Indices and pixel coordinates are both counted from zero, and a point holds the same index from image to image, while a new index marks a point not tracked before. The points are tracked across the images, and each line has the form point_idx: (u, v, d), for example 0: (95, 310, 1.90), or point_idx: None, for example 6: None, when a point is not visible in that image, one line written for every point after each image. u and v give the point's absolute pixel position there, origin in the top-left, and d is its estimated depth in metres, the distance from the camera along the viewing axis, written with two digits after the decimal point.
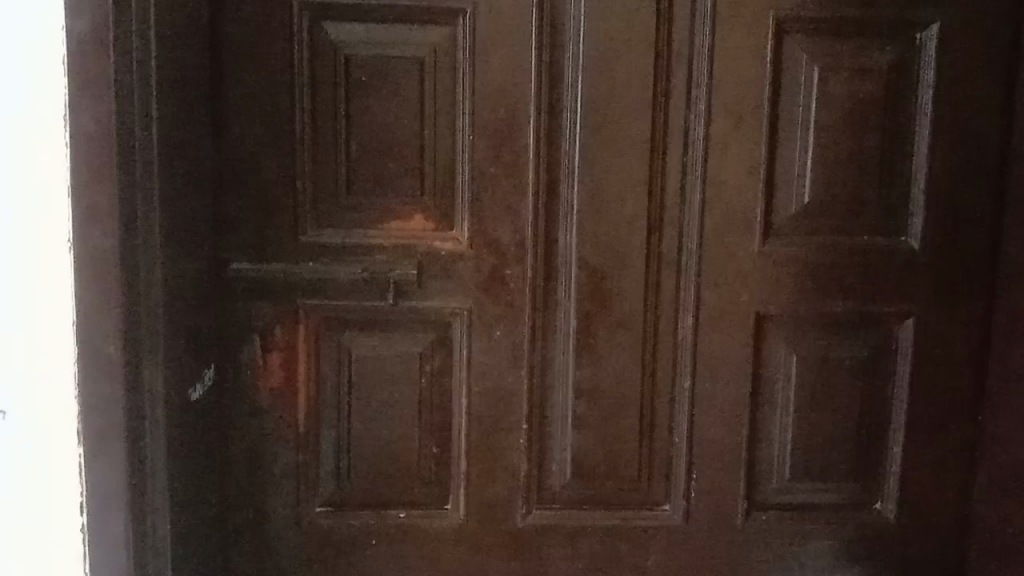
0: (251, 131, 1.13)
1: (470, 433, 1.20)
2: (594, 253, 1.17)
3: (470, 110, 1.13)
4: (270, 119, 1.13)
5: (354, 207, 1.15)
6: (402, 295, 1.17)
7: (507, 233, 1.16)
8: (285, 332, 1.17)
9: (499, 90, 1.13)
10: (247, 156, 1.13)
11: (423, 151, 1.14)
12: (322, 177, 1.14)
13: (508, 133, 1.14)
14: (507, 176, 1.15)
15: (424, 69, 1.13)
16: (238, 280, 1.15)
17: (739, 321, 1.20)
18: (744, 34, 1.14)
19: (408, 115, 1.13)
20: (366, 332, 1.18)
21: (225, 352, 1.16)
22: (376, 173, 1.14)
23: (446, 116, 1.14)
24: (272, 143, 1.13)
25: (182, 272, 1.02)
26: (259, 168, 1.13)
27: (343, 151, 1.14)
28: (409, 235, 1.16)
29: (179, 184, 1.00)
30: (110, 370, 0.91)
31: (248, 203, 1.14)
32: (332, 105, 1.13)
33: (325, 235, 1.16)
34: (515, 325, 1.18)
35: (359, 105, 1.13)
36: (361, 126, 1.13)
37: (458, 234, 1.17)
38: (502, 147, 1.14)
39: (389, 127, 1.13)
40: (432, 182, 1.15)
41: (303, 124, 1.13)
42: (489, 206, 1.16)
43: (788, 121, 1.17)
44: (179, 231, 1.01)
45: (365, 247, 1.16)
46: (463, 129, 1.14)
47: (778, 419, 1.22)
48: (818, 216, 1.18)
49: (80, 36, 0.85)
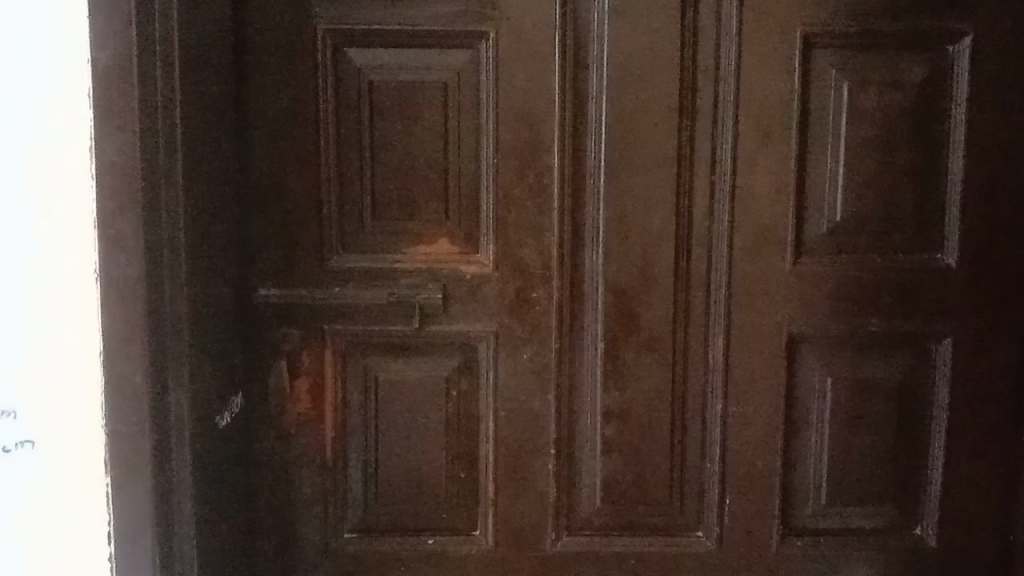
0: (276, 157, 1.13)
1: (497, 458, 1.19)
2: (621, 274, 1.15)
3: (494, 132, 1.13)
4: (294, 145, 1.13)
5: (379, 231, 1.15)
6: (428, 318, 1.16)
7: (532, 255, 1.15)
8: (312, 357, 1.16)
9: (522, 111, 1.13)
10: (273, 182, 1.13)
11: (447, 174, 1.14)
12: (347, 201, 1.14)
13: (532, 155, 1.13)
14: (532, 198, 1.14)
15: (448, 92, 1.12)
16: (265, 305, 1.15)
17: (771, 341, 1.17)
18: (771, 50, 1.12)
19: (431, 139, 1.13)
20: (393, 356, 1.17)
21: (253, 377, 1.16)
22: (400, 197, 1.14)
23: (470, 138, 1.14)
24: (297, 168, 1.13)
25: (209, 299, 1.02)
26: (284, 193, 1.14)
27: (367, 175, 1.14)
28: (435, 258, 1.16)
29: (205, 212, 1.01)
30: (136, 400, 0.91)
31: (273, 229, 1.14)
32: (356, 129, 1.13)
33: (352, 259, 1.16)
34: (541, 348, 1.17)
35: (384, 128, 1.13)
36: (385, 150, 1.13)
37: (484, 256, 1.16)
38: (526, 168, 1.14)
39: (413, 150, 1.13)
40: (456, 205, 1.15)
41: (327, 149, 1.13)
42: (514, 227, 1.15)
43: (819, 137, 1.14)
44: (205, 259, 1.01)
45: (391, 271, 1.15)
46: (487, 151, 1.14)
47: (813, 442, 1.19)
48: (850, 234, 1.16)
49: (104, 67, 0.86)
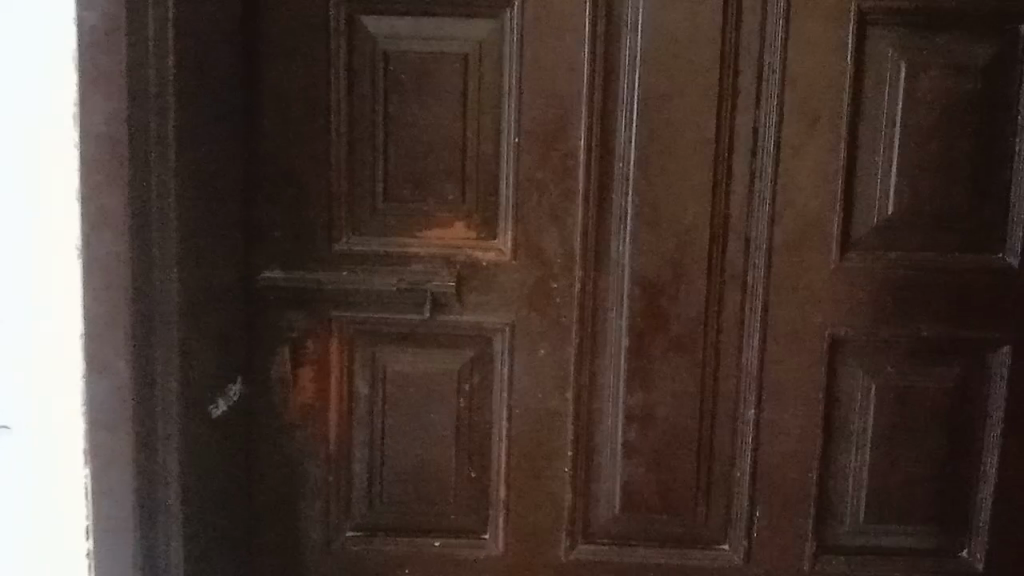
0: (283, 131, 1.06)
1: (511, 459, 1.11)
2: (650, 267, 1.07)
3: (517, 109, 1.05)
4: (302, 119, 1.06)
5: (391, 213, 1.08)
6: (440, 308, 1.09)
7: (555, 243, 1.07)
8: (318, 345, 1.10)
9: (549, 88, 1.04)
10: (279, 158, 1.07)
11: (465, 154, 1.06)
12: (357, 180, 1.07)
13: (557, 135, 1.05)
14: (555, 181, 1.06)
15: (468, 66, 1.04)
16: (269, 289, 1.08)
17: (811, 344, 1.08)
18: (823, 26, 1.03)
19: (450, 116, 1.05)
20: (403, 347, 1.10)
21: (256, 364, 1.10)
22: (414, 177, 1.07)
23: (491, 115, 1.05)
24: (306, 144, 1.06)
25: (203, 282, 0.95)
26: (292, 170, 1.07)
27: (379, 153, 1.06)
28: (450, 243, 1.08)
29: (202, 188, 0.94)
30: (117, 389, 0.85)
31: (279, 208, 1.07)
32: (369, 103, 1.05)
33: (361, 242, 1.08)
34: (561, 344, 1.09)
35: (398, 103, 1.05)
36: (399, 126, 1.06)
37: (502, 243, 1.08)
38: (549, 150, 1.05)
39: (429, 127, 1.05)
40: (474, 187, 1.07)
41: (337, 124, 1.06)
42: (536, 214, 1.07)
43: (871, 123, 1.05)
44: (199, 238, 0.94)
45: (402, 256, 1.08)
46: (509, 130, 1.05)
47: (853, 454, 1.10)
48: (903, 230, 1.06)
49: (91, 27, 0.80)
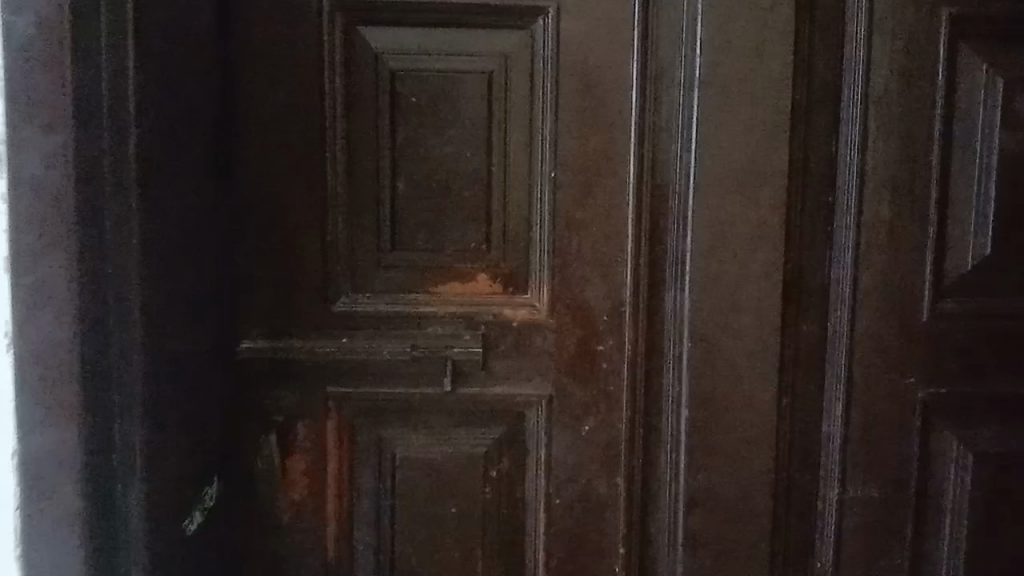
0: (268, 169, 0.87)
1: (551, 558, 0.92)
2: (715, 327, 0.89)
3: (551, 137, 0.87)
4: (291, 153, 0.86)
5: (399, 265, 0.89)
6: (462, 378, 0.90)
7: (600, 298, 0.89)
8: (310, 428, 0.90)
9: (591, 113, 0.87)
10: (263, 202, 0.87)
11: (489, 192, 0.88)
12: (358, 226, 0.88)
13: (600, 169, 0.88)
14: (599, 223, 0.88)
15: (493, 87, 0.86)
16: (250, 362, 0.88)
17: (900, 408, 0.92)
18: (910, 37, 0.88)
19: (472, 147, 0.87)
20: (416, 427, 0.91)
21: (236, 454, 0.90)
22: (428, 221, 0.88)
23: (520, 145, 0.87)
24: (295, 184, 0.87)
25: (170, 364, 0.75)
26: (278, 216, 0.87)
27: (385, 193, 0.87)
28: (471, 299, 0.89)
29: (169, 246, 0.74)
30: (66, 518, 0.67)
31: (263, 263, 0.88)
32: (373, 133, 0.87)
33: (363, 300, 0.89)
34: (609, 418, 0.91)
35: (409, 133, 0.87)
36: (409, 159, 0.87)
37: (534, 298, 0.89)
38: (591, 186, 0.88)
39: (446, 160, 0.87)
40: (501, 232, 0.88)
41: (333, 159, 0.87)
42: (577, 263, 0.89)
43: (965, 150, 0.89)
44: (165, 309, 0.73)
45: (415, 317, 0.89)
46: (542, 163, 0.88)
47: (947, 536, 0.94)
48: (1004, 274, 0.91)
49: (23, 36, 0.62)
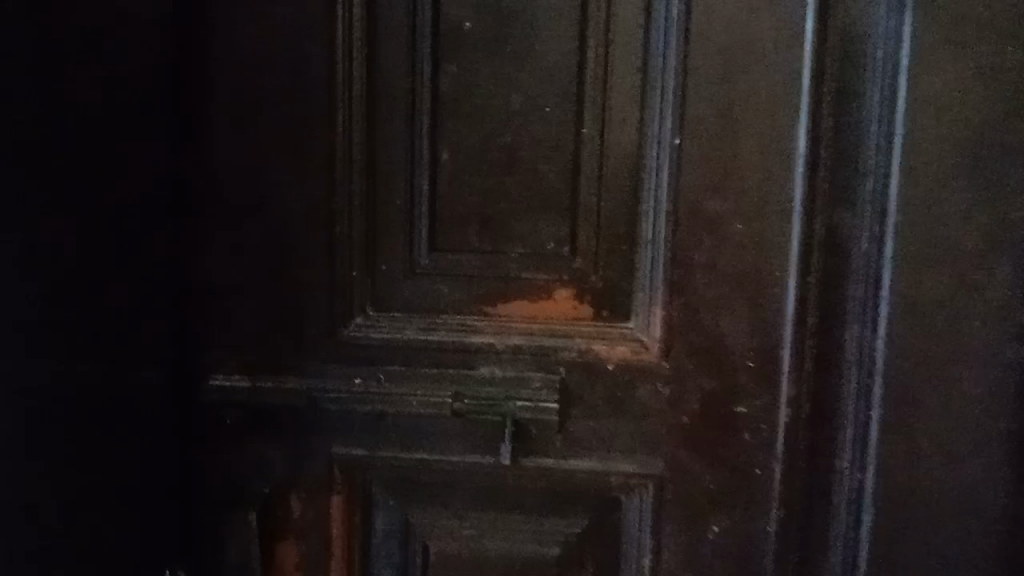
0: (252, 132, 0.59)
1: None
2: (925, 389, 0.57)
3: (675, 85, 0.57)
4: (286, 109, 0.58)
5: (440, 275, 0.60)
6: (527, 444, 0.60)
7: (744, 337, 0.58)
8: (309, 506, 0.62)
9: (740, 54, 0.56)
10: (247, 182, 0.59)
11: (578, 168, 0.58)
12: (383, 217, 0.59)
13: (751, 137, 0.57)
14: (747, 221, 0.57)
15: (589, 6, 0.57)
16: (224, 406, 0.61)
17: None
18: None
19: (552, 100, 0.58)
20: (459, 511, 0.62)
21: (202, 541, 0.62)
22: (485, 210, 0.59)
23: (627, 97, 0.58)
24: (292, 154, 0.59)
25: (58, 430, 0.47)
26: (268, 202, 0.59)
27: (423, 167, 0.59)
28: (546, 328, 0.60)
29: (45, 243, 0.46)
30: None
31: (244, 271, 0.60)
32: (406, 78, 0.58)
33: (387, 326, 0.60)
34: (749, 514, 0.60)
35: (460, 79, 0.58)
36: (460, 118, 0.58)
37: (638, 332, 0.59)
38: (736, 165, 0.57)
39: (514, 119, 0.58)
40: (593, 230, 0.59)
41: (347, 117, 0.58)
42: (710, 281, 0.58)
43: None
44: (44, 344, 0.46)
45: (461, 352, 0.60)
46: (659, 125, 0.58)
47: None
48: None
49: None
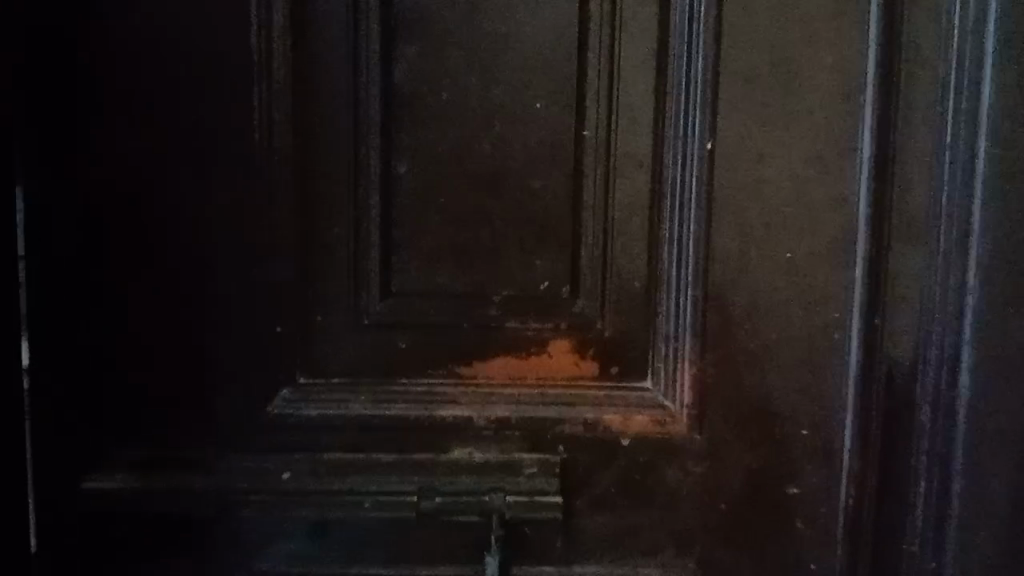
0: (129, 144, 0.43)
1: None
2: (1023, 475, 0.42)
3: (704, 71, 0.43)
4: (176, 110, 0.43)
5: (399, 328, 0.45)
6: (523, 546, 0.46)
7: (795, 397, 0.46)
8: None
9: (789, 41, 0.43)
10: (125, 212, 0.43)
11: (580, 183, 0.45)
12: (320, 253, 0.44)
13: (801, 140, 0.44)
14: (797, 249, 0.45)
15: None
16: (108, 514, 0.45)
17: None
18: None
19: (546, 100, 0.44)
20: None
21: None
22: (457, 240, 0.45)
23: (637, 87, 0.44)
24: (188, 172, 0.43)
25: None
26: (154, 238, 0.44)
27: (373, 185, 0.44)
28: (539, 393, 0.45)
29: None
30: None
31: (128, 331, 0.44)
32: (351, 72, 0.43)
33: (327, 400, 0.45)
34: None
35: (424, 73, 0.43)
36: (420, 119, 0.44)
37: (663, 396, 0.45)
38: (783, 177, 0.44)
39: (494, 120, 0.44)
40: (599, 263, 0.45)
41: (264, 120, 0.43)
42: (754, 329, 0.45)
43: None
44: None
45: (429, 431, 0.45)
46: (685, 124, 0.44)
47: None
48: None
49: None
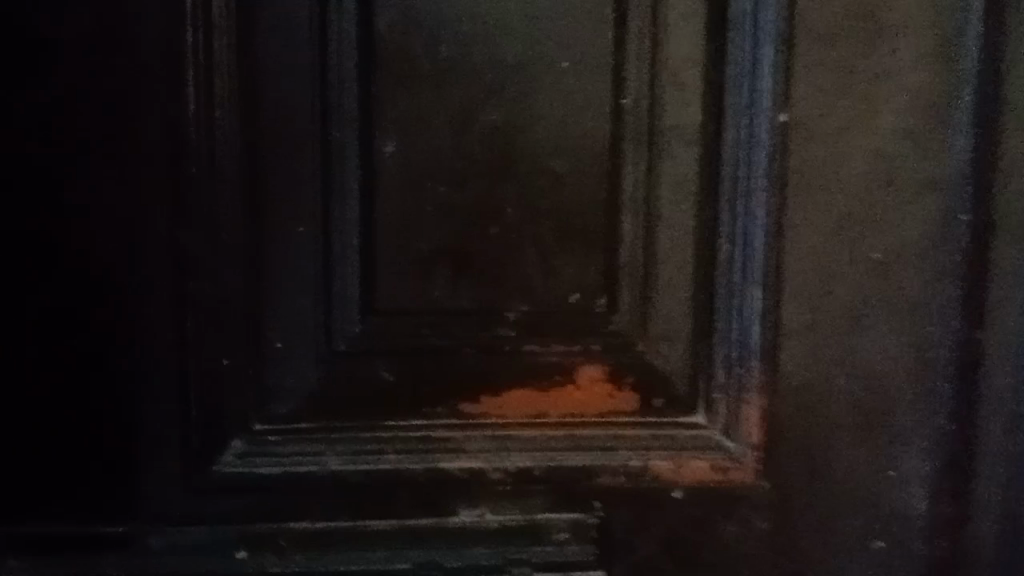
0: (16, 118, 0.32)
1: None
2: None
3: (774, 20, 0.34)
4: (80, 72, 0.32)
5: (386, 355, 0.35)
6: None
7: (885, 433, 0.36)
8: None
9: None
10: (12, 210, 0.32)
11: (617, 165, 0.35)
12: (279, 259, 0.34)
13: (893, 109, 0.35)
14: (889, 247, 0.35)
15: None
16: None
17: None
18: None
19: (570, 57, 0.34)
20: None
21: None
22: (459, 241, 0.34)
23: (689, 42, 0.34)
24: (96, 153, 0.32)
25: None
26: (53, 243, 0.33)
27: (350, 170, 0.34)
28: (568, 435, 0.36)
29: None
30: None
31: (20, 362, 0.33)
32: (315, 18, 0.33)
33: (294, 453, 0.35)
34: None
35: (412, 22, 0.33)
36: (411, 82, 0.33)
37: (721, 436, 0.36)
38: (868, 155, 0.35)
39: (507, 84, 0.34)
40: (641, 267, 0.35)
41: (202, 83, 0.32)
42: (831, 347, 0.36)
43: None
44: None
45: (427, 486, 0.35)
46: (749, 90, 0.35)
47: None
48: None
49: None
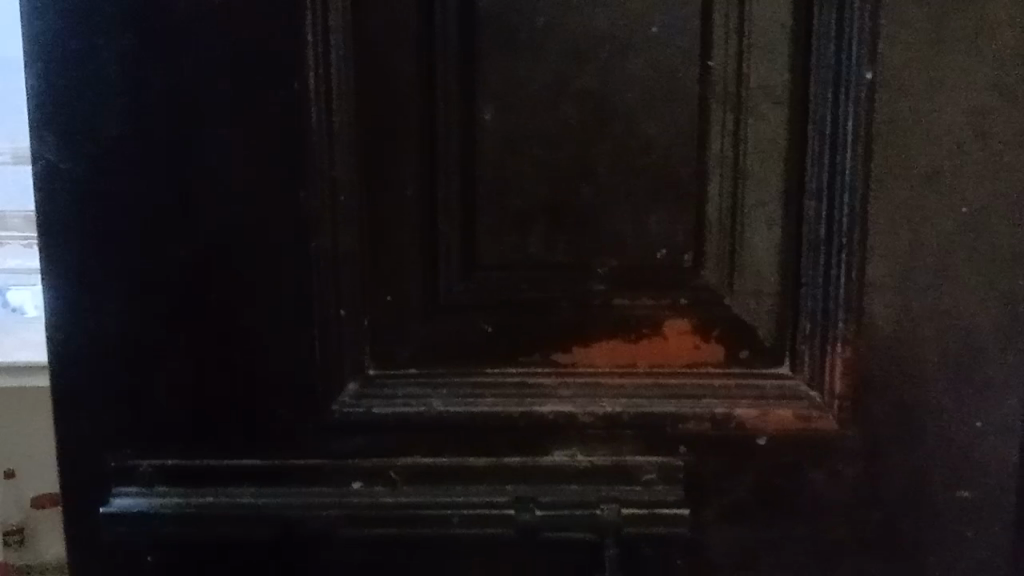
0: (162, 94, 0.36)
1: None
2: None
3: None
4: (216, 51, 0.35)
5: (485, 307, 0.38)
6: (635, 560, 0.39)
7: (971, 387, 0.37)
8: None
9: None
10: (157, 177, 0.36)
11: (706, 126, 0.36)
12: (389, 219, 0.37)
13: (985, 64, 0.35)
14: (978, 202, 0.36)
15: None
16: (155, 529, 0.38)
17: None
18: None
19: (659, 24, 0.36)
20: None
21: None
22: (553, 201, 0.37)
23: (776, 5, 0.35)
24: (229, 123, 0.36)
25: None
26: (193, 206, 0.36)
27: (453, 136, 0.36)
28: (656, 383, 0.38)
29: None
30: None
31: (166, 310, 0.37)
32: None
33: (404, 395, 0.38)
34: None
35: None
36: (509, 50, 0.36)
37: (805, 386, 0.37)
38: (958, 111, 0.35)
39: (599, 51, 0.36)
40: (728, 223, 0.37)
41: (319, 58, 0.35)
42: (917, 301, 0.37)
43: None
44: None
45: (525, 428, 0.38)
46: (839, 49, 0.35)
47: None
48: None
49: None
